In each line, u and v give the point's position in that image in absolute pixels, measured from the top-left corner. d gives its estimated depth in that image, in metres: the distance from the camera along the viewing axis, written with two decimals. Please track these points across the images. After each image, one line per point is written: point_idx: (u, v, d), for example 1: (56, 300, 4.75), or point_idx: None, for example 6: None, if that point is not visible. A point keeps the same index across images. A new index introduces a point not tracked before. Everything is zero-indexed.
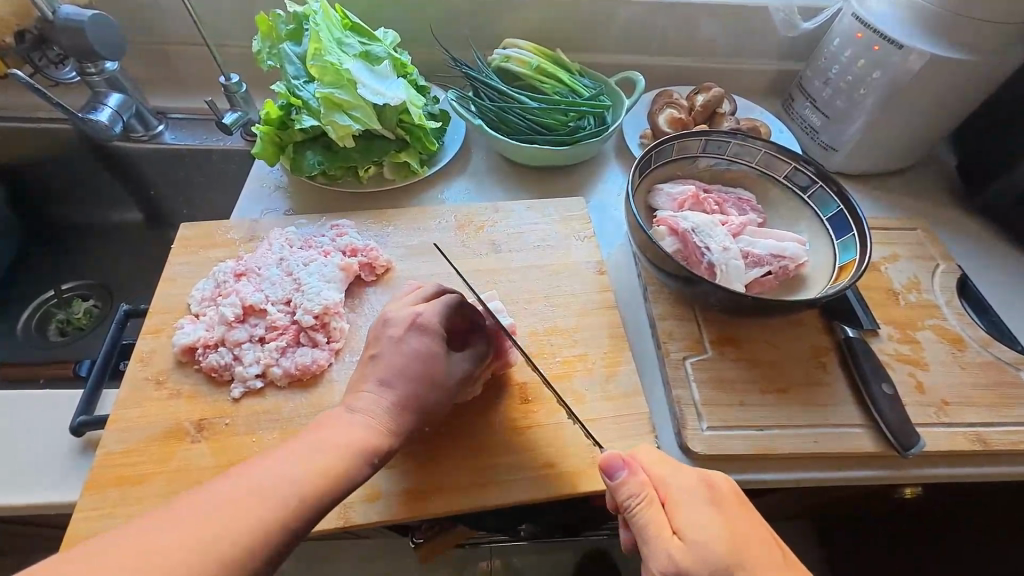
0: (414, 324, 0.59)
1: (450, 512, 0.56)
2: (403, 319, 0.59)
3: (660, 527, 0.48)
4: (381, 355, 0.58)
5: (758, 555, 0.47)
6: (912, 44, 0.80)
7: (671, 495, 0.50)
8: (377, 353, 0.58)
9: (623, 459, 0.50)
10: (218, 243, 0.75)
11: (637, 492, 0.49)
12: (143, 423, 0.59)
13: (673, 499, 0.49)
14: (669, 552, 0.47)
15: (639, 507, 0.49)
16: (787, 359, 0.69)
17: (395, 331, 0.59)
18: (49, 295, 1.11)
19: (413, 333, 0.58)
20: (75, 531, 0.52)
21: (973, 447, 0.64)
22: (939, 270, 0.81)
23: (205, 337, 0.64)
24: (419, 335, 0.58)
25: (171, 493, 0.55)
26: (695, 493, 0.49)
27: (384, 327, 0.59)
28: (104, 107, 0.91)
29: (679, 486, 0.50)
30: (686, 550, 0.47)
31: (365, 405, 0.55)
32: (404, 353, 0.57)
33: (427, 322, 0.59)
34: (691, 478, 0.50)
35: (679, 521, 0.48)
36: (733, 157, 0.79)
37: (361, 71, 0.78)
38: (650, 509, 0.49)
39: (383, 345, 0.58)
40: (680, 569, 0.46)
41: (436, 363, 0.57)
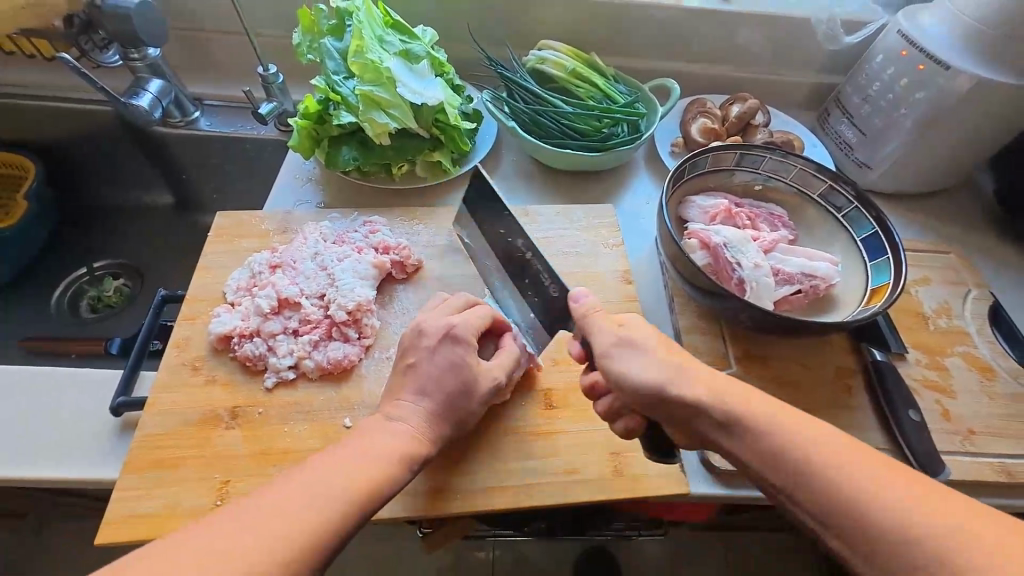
0: (447, 335, 0.60)
1: (472, 512, 0.58)
2: (437, 331, 0.60)
3: (608, 317, 0.57)
4: (418, 364, 0.59)
5: (693, 348, 0.54)
6: (961, 65, 0.79)
7: (618, 310, 0.58)
8: (414, 362, 0.59)
9: (599, 290, 0.61)
10: (253, 233, 0.76)
11: (602, 305, 0.59)
12: (181, 409, 0.61)
13: (627, 310, 0.58)
14: (611, 331, 0.55)
15: (592, 313, 0.58)
16: (813, 378, 0.69)
17: (429, 342, 0.60)
18: (82, 272, 1.14)
19: (447, 344, 0.59)
20: (113, 509, 0.55)
21: (998, 478, 0.63)
22: (970, 296, 0.80)
23: (240, 326, 0.65)
24: (452, 347, 0.59)
25: (206, 477, 0.57)
26: (647, 311, 0.58)
27: (419, 337, 0.60)
28: (145, 92, 0.93)
29: (626, 306, 0.59)
30: (628, 327, 0.55)
31: (402, 421, 0.56)
32: (430, 366, 0.58)
33: (459, 335, 0.60)
34: (638, 303, 0.59)
35: (627, 317, 0.57)
36: (769, 173, 0.79)
37: (402, 70, 0.79)
38: (599, 313, 0.58)
39: (419, 355, 0.59)
40: (619, 337, 0.55)
41: (457, 367, 0.59)
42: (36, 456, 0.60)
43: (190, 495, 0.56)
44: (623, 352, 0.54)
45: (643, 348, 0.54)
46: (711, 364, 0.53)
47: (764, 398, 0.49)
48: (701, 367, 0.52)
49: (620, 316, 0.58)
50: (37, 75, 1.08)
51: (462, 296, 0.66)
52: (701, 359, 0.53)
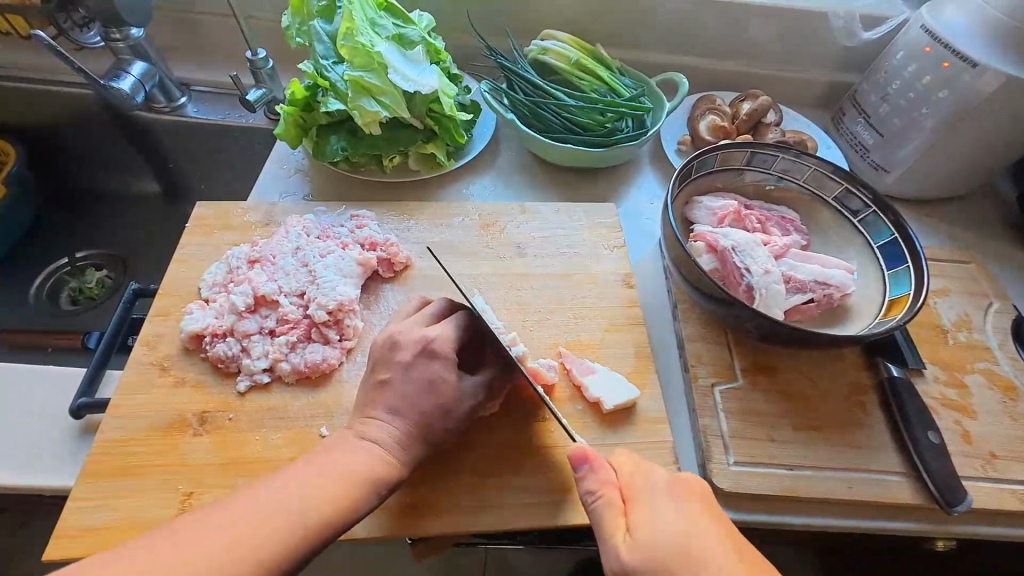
0: (424, 349, 0.56)
1: (455, 531, 0.54)
2: (413, 345, 0.56)
3: (612, 520, 0.44)
4: (391, 381, 0.55)
5: (708, 552, 0.42)
6: (989, 62, 0.74)
7: (635, 492, 0.46)
8: (386, 378, 0.55)
9: (587, 453, 0.47)
10: (233, 226, 0.72)
11: (597, 490, 0.46)
12: (145, 412, 0.57)
13: (635, 496, 0.45)
14: (617, 552, 0.43)
15: (599, 501, 0.46)
16: (824, 393, 0.64)
17: (404, 356, 0.56)
18: (63, 262, 1.10)
19: (423, 359, 0.55)
20: (66, 521, 0.50)
21: (1021, 507, 0.59)
22: (992, 309, 0.75)
23: (213, 325, 0.61)
24: (429, 362, 0.55)
25: (169, 487, 0.53)
26: (657, 491, 0.45)
27: (393, 350, 0.56)
28: (127, 75, 0.89)
29: (646, 483, 0.46)
30: (635, 548, 0.42)
31: (377, 435, 0.52)
32: (413, 382, 0.54)
33: (438, 348, 0.56)
34: (660, 480, 0.46)
35: (635, 519, 0.44)
36: (781, 173, 0.75)
37: (395, 56, 0.74)
38: (608, 502, 0.45)
39: (394, 371, 0.55)
40: (624, 569, 0.42)
41: (433, 381, 0.55)
42: None
43: (151, 507, 0.51)
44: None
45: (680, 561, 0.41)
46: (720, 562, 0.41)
47: None
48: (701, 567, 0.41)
49: (627, 506, 0.45)
50: (19, 56, 1.04)
51: (440, 304, 0.61)
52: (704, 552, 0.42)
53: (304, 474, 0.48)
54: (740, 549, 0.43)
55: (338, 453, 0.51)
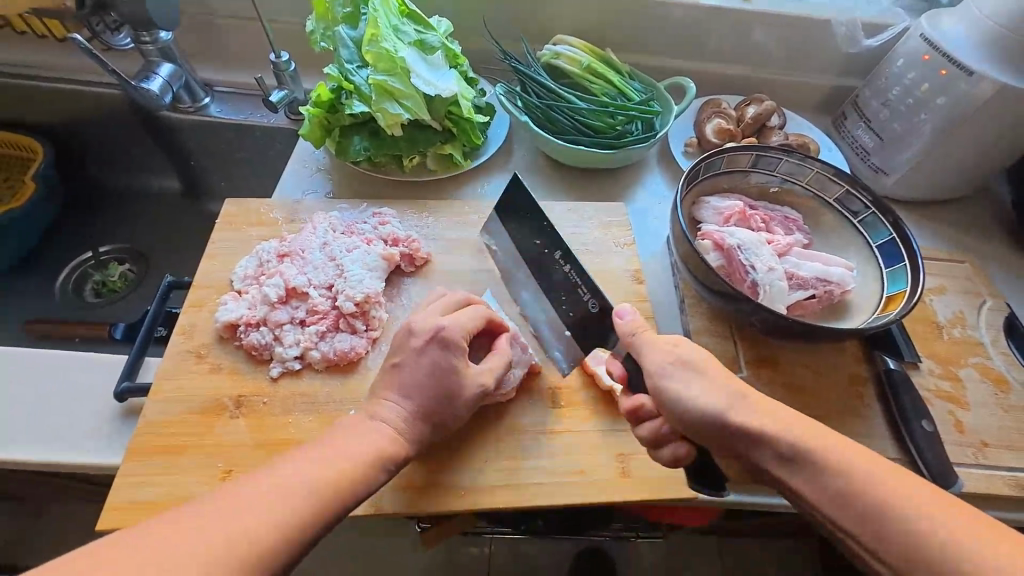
0: (437, 337, 0.58)
1: (476, 510, 0.57)
2: (427, 331, 0.59)
3: (657, 337, 0.57)
4: (403, 365, 0.58)
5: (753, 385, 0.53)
6: (985, 70, 0.77)
7: (661, 328, 0.58)
8: (399, 362, 0.59)
9: (632, 303, 0.61)
10: (261, 222, 0.75)
11: (640, 324, 0.59)
12: (184, 396, 0.60)
13: (679, 328, 0.58)
14: (661, 360, 0.55)
15: (642, 333, 0.58)
16: (824, 385, 0.68)
17: (417, 342, 0.58)
18: (87, 256, 1.13)
19: (434, 346, 0.58)
20: (115, 496, 0.54)
21: (1009, 492, 0.62)
22: (986, 306, 0.78)
23: (247, 315, 0.65)
24: (439, 350, 0.58)
25: (209, 465, 0.56)
26: (695, 328, 0.59)
27: (408, 336, 0.59)
28: (155, 76, 0.93)
29: (670, 324, 0.59)
30: (686, 348, 0.55)
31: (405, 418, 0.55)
32: (423, 366, 0.57)
33: (449, 337, 0.58)
34: (677, 324, 0.59)
35: (680, 337, 0.57)
36: (785, 175, 0.78)
37: (416, 60, 0.78)
38: (647, 333, 0.58)
39: (406, 355, 0.58)
40: (676, 357, 0.54)
41: (443, 366, 0.57)
42: (38, 438, 0.60)
43: (193, 483, 0.55)
44: (680, 370, 0.54)
45: (698, 363, 0.54)
46: (878, 468, 0.45)
47: (787, 416, 0.50)
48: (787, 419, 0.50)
49: (670, 336, 0.58)
50: (46, 56, 1.07)
51: (455, 296, 0.64)
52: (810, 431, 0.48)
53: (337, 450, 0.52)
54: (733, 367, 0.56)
55: (368, 435, 0.54)
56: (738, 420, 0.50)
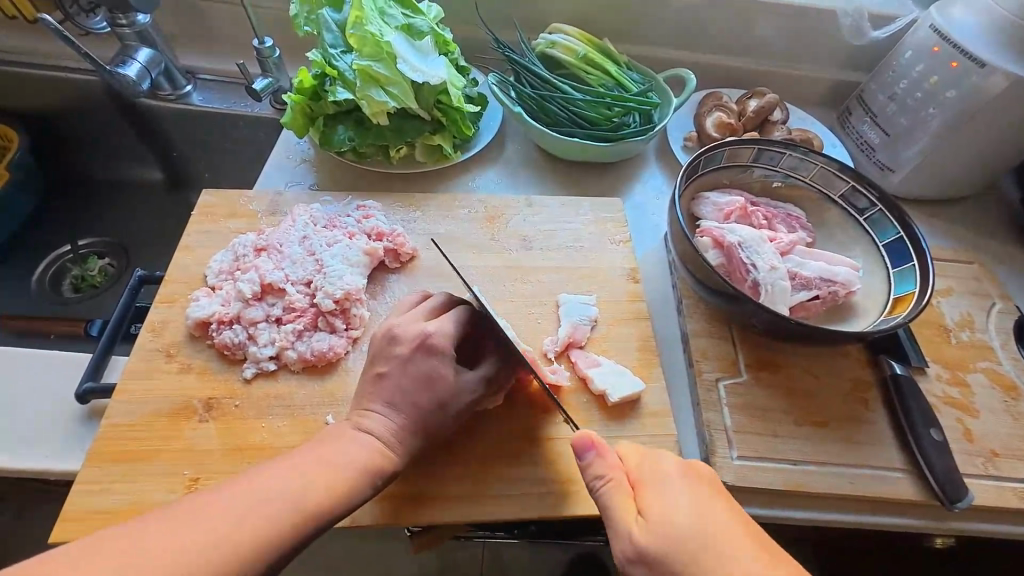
0: (423, 344, 0.55)
1: (461, 521, 0.54)
2: (411, 339, 0.55)
3: (623, 506, 0.45)
4: (389, 374, 0.55)
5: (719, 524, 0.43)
6: (998, 62, 0.74)
7: (642, 477, 0.46)
8: (384, 371, 0.55)
9: (593, 439, 0.47)
10: (239, 214, 0.72)
11: (605, 474, 0.46)
12: (151, 398, 0.57)
13: (643, 481, 0.46)
14: (629, 536, 0.43)
15: (608, 487, 0.46)
16: (828, 390, 0.65)
17: (402, 350, 0.55)
18: (65, 249, 1.09)
19: (422, 354, 0.55)
20: (72, 504, 0.50)
21: (1020, 504, 0.59)
22: (995, 309, 0.75)
23: (220, 312, 0.61)
24: (428, 358, 0.55)
25: (175, 472, 0.53)
26: (668, 475, 0.46)
27: (391, 344, 0.56)
28: (133, 61, 0.89)
29: (652, 468, 0.46)
30: (653, 533, 0.42)
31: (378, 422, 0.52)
32: (410, 376, 0.54)
33: (436, 344, 0.55)
34: (664, 463, 0.47)
35: (645, 502, 0.44)
36: (788, 171, 0.75)
37: (403, 46, 0.74)
38: (616, 488, 0.46)
39: (392, 364, 0.55)
40: (640, 553, 0.42)
41: (430, 375, 0.55)
42: None
43: (157, 492, 0.52)
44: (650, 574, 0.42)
45: (687, 529, 0.42)
46: None
47: None
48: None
49: (637, 490, 0.46)
50: (23, 41, 1.03)
51: (439, 298, 0.61)
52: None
53: (309, 461, 0.49)
54: (743, 521, 0.44)
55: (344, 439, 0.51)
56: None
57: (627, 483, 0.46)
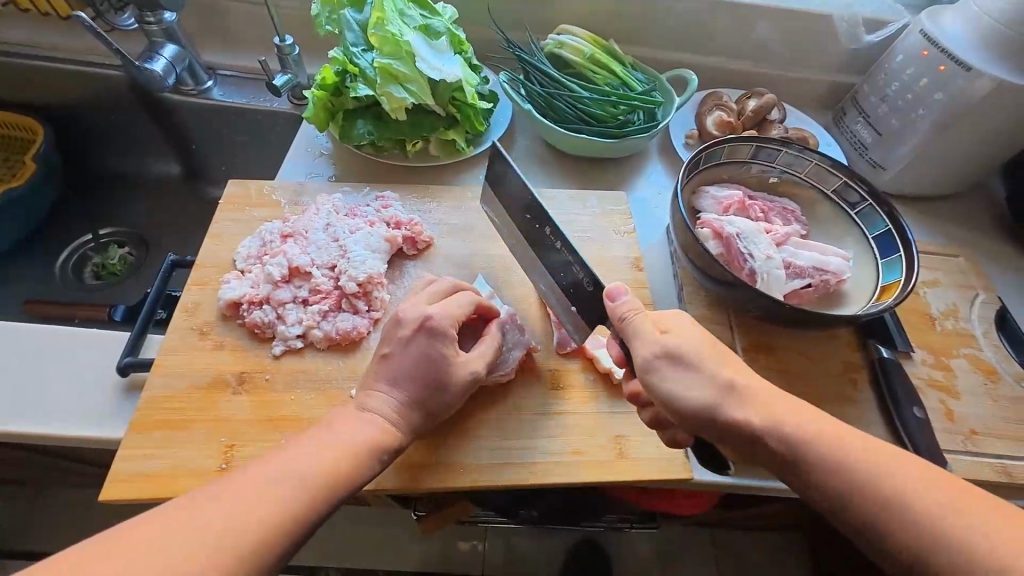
0: (424, 326, 0.58)
1: (475, 486, 0.58)
2: (414, 321, 0.59)
3: (647, 327, 0.55)
4: (393, 355, 0.58)
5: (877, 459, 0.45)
6: (982, 68, 0.78)
7: (665, 317, 0.56)
8: (389, 352, 0.59)
9: (623, 286, 0.57)
10: (264, 203, 0.76)
11: (629, 310, 0.56)
12: (186, 372, 0.61)
13: (669, 317, 0.56)
14: (659, 344, 0.53)
15: (638, 317, 0.56)
16: (819, 372, 0.69)
17: (405, 332, 0.59)
18: (87, 238, 1.13)
19: (422, 335, 0.58)
20: (117, 467, 0.54)
21: (997, 478, 0.64)
22: (978, 300, 0.80)
23: (250, 293, 0.65)
24: (428, 339, 0.58)
25: (212, 439, 0.57)
26: (690, 318, 0.56)
27: (395, 327, 0.59)
28: (159, 57, 0.93)
29: (668, 310, 0.57)
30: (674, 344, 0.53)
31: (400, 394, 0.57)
32: (412, 356, 0.58)
33: (437, 326, 0.59)
34: (687, 312, 0.57)
35: (667, 327, 0.55)
36: (783, 167, 0.79)
37: (421, 45, 0.78)
38: (642, 316, 0.56)
39: (395, 345, 0.59)
40: (668, 351, 0.53)
41: (432, 355, 0.58)
42: (40, 411, 0.60)
43: (195, 457, 0.56)
44: (676, 372, 0.52)
45: (691, 346, 0.53)
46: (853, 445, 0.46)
47: (778, 398, 0.50)
48: (800, 427, 0.48)
49: (658, 321, 0.56)
50: (50, 36, 1.07)
51: (444, 283, 0.64)
52: (943, 529, 0.41)
53: (334, 436, 0.53)
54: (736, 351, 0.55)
55: (363, 416, 0.55)
56: (731, 416, 0.50)
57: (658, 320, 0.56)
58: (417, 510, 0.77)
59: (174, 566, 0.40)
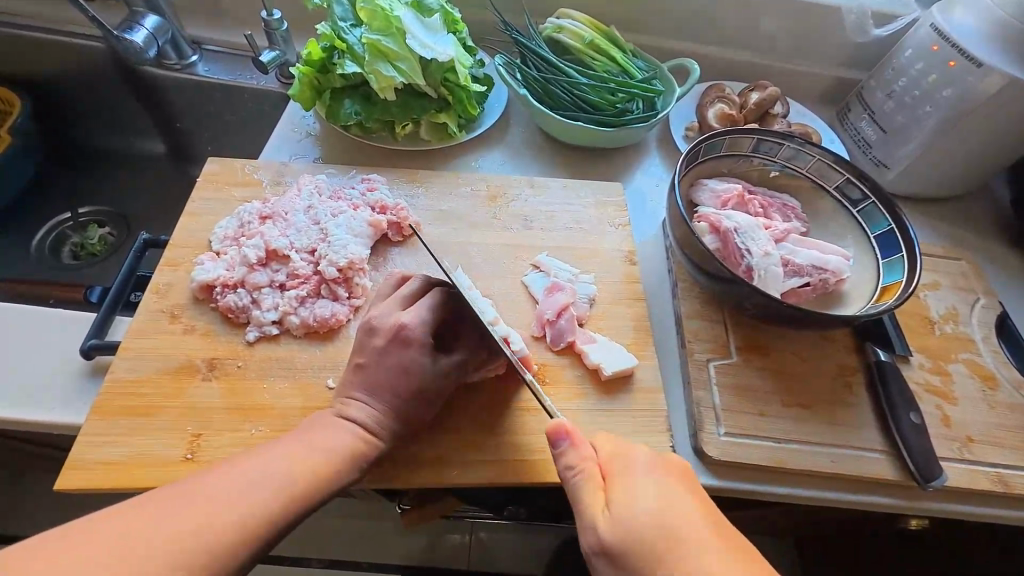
0: (397, 336, 0.56)
1: (453, 482, 0.56)
2: (387, 330, 0.57)
3: (592, 494, 0.45)
4: (367, 365, 0.56)
5: None
6: (993, 63, 0.76)
7: (613, 468, 0.47)
8: (363, 363, 0.56)
9: (567, 428, 0.48)
10: (244, 182, 0.72)
11: (577, 462, 0.47)
12: (154, 356, 0.58)
13: (614, 472, 0.46)
14: (596, 524, 0.44)
15: (578, 477, 0.46)
16: (815, 373, 0.67)
17: (379, 341, 0.56)
18: (65, 217, 1.09)
19: (396, 346, 0.56)
20: (77, 454, 0.52)
21: (992, 487, 0.62)
22: (979, 304, 0.78)
23: (224, 276, 0.62)
24: (402, 349, 0.56)
25: (178, 428, 0.54)
26: (637, 470, 0.46)
27: (368, 336, 0.57)
28: (140, 27, 0.90)
29: (626, 458, 0.47)
30: (614, 524, 0.43)
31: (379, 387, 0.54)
32: (387, 367, 0.55)
33: (410, 335, 0.56)
34: (638, 456, 0.47)
35: (613, 493, 0.45)
36: (785, 162, 0.76)
37: (413, 22, 0.75)
38: (586, 478, 0.46)
39: (369, 355, 0.56)
40: (602, 544, 0.43)
41: (407, 366, 0.55)
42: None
43: (160, 446, 0.53)
44: (613, 565, 0.43)
45: (641, 494, 0.44)
46: None
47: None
48: None
49: (606, 481, 0.46)
50: (27, 3, 1.02)
51: (415, 283, 0.61)
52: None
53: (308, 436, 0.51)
54: (709, 509, 0.45)
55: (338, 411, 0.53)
56: None
57: (604, 481, 0.46)
58: (402, 502, 0.74)
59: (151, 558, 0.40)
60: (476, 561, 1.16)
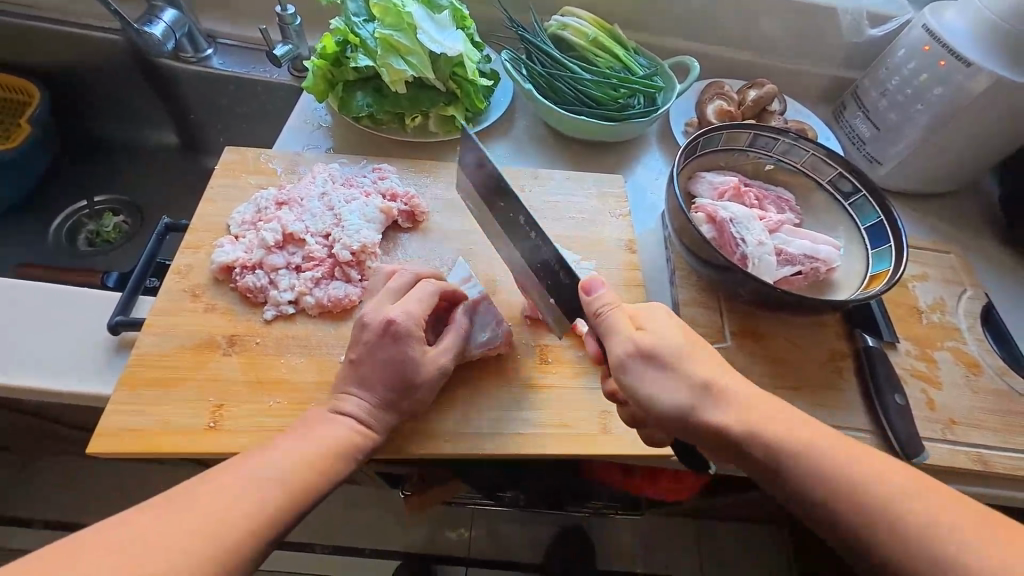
0: (387, 331, 0.58)
1: (459, 453, 0.59)
2: (378, 325, 0.58)
3: (625, 323, 0.54)
4: (359, 359, 0.57)
5: (832, 455, 0.47)
6: (982, 63, 0.79)
7: (637, 310, 0.56)
8: (354, 357, 0.58)
9: (600, 277, 0.56)
10: (261, 170, 0.75)
11: (609, 302, 0.55)
12: (178, 332, 0.61)
13: (639, 311, 0.55)
14: (633, 339, 0.52)
15: (612, 311, 0.55)
16: (805, 358, 0.70)
17: (369, 336, 0.58)
18: (82, 205, 1.13)
19: (386, 340, 0.58)
20: (106, 422, 0.55)
21: (973, 466, 0.65)
22: (966, 295, 0.81)
23: (243, 258, 0.65)
24: (393, 343, 0.58)
25: (201, 400, 0.57)
26: (658, 310, 0.55)
27: (360, 330, 0.59)
28: (159, 21, 0.94)
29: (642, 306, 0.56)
30: (649, 340, 0.52)
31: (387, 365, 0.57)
32: (381, 360, 0.57)
33: (400, 329, 0.58)
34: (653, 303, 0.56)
35: (642, 324, 0.54)
36: (780, 156, 0.79)
37: (424, 18, 0.78)
38: (619, 311, 0.55)
39: (360, 350, 0.58)
40: (642, 351, 0.52)
41: (399, 358, 0.57)
42: (27, 367, 0.60)
43: (183, 416, 0.56)
44: (647, 368, 0.52)
45: (665, 327, 0.54)
46: (824, 446, 0.47)
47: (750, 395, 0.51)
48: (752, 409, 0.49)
49: (632, 319, 0.55)
50: None
51: (404, 276, 0.63)
52: (941, 532, 0.42)
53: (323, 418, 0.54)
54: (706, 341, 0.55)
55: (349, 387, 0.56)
56: (706, 411, 0.50)
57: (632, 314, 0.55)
58: (406, 485, 0.78)
59: (202, 539, 0.42)
60: (477, 547, 1.18)
